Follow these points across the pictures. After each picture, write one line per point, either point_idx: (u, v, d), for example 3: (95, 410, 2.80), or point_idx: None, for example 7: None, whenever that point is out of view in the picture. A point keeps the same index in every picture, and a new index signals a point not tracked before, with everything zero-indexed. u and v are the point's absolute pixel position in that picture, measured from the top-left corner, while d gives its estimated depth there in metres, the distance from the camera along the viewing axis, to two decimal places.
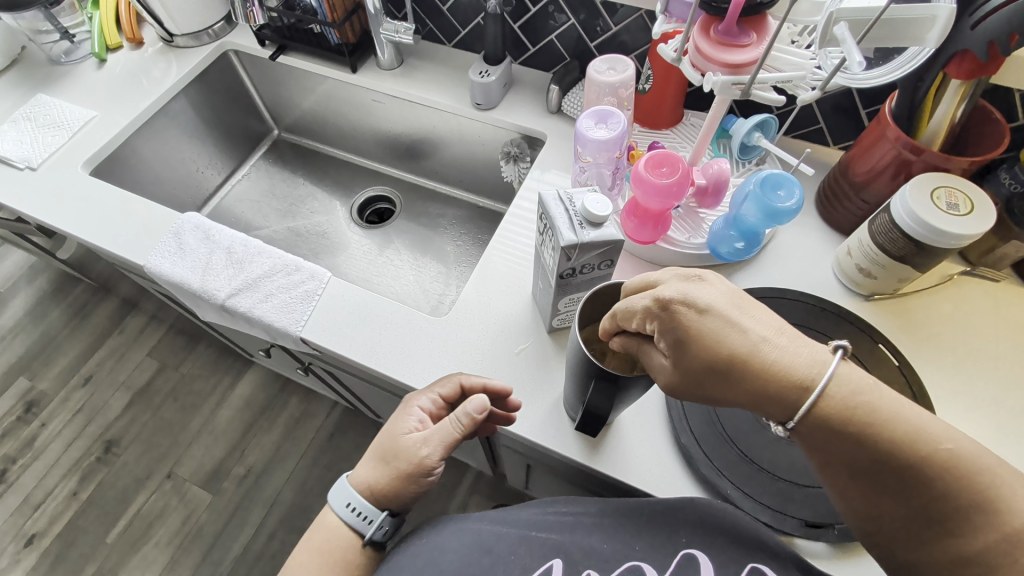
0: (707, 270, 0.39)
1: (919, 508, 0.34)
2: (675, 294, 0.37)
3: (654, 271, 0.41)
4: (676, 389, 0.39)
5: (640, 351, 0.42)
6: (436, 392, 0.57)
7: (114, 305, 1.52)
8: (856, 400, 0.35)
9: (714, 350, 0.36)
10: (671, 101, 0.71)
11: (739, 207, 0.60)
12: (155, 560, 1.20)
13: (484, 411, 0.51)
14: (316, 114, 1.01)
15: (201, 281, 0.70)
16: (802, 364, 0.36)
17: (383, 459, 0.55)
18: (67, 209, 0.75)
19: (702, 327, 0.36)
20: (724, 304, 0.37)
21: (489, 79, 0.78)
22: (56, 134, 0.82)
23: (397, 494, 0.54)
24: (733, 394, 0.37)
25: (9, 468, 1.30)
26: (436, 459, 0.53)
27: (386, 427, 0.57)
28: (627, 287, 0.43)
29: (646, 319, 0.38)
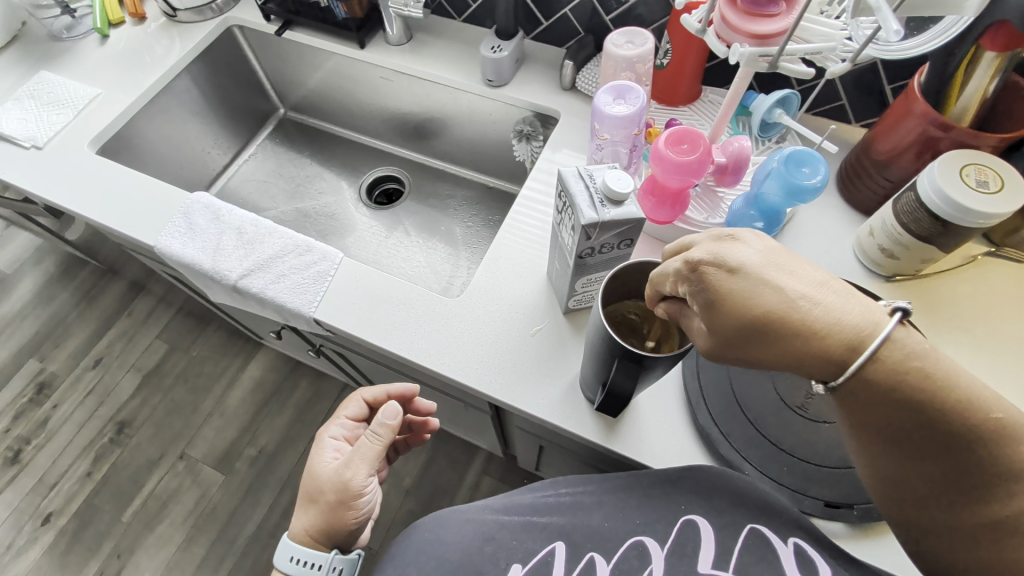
0: (744, 230, 0.37)
1: (953, 472, 0.34)
2: (705, 255, 0.36)
3: (688, 234, 0.40)
4: (708, 346, 0.39)
5: (682, 312, 0.42)
6: (345, 418, 0.63)
7: (121, 288, 1.52)
8: (908, 364, 0.33)
9: (746, 309, 0.35)
10: (690, 76, 0.69)
11: (762, 185, 0.59)
12: (170, 539, 1.22)
13: (398, 417, 0.55)
14: (322, 92, 0.99)
15: (212, 262, 0.69)
16: (852, 321, 0.34)
17: (311, 499, 0.56)
18: (75, 190, 0.74)
19: (732, 287, 0.35)
20: (759, 263, 0.35)
21: (502, 54, 0.76)
22: (60, 113, 0.81)
23: (335, 528, 0.55)
24: (773, 353, 0.36)
25: (23, 449, 1.32)
26: (363, 479, 0.56)
27: (307, 470, 0.59)
28: (665, 249, 0.42)
29: (676, 280, 0.39)
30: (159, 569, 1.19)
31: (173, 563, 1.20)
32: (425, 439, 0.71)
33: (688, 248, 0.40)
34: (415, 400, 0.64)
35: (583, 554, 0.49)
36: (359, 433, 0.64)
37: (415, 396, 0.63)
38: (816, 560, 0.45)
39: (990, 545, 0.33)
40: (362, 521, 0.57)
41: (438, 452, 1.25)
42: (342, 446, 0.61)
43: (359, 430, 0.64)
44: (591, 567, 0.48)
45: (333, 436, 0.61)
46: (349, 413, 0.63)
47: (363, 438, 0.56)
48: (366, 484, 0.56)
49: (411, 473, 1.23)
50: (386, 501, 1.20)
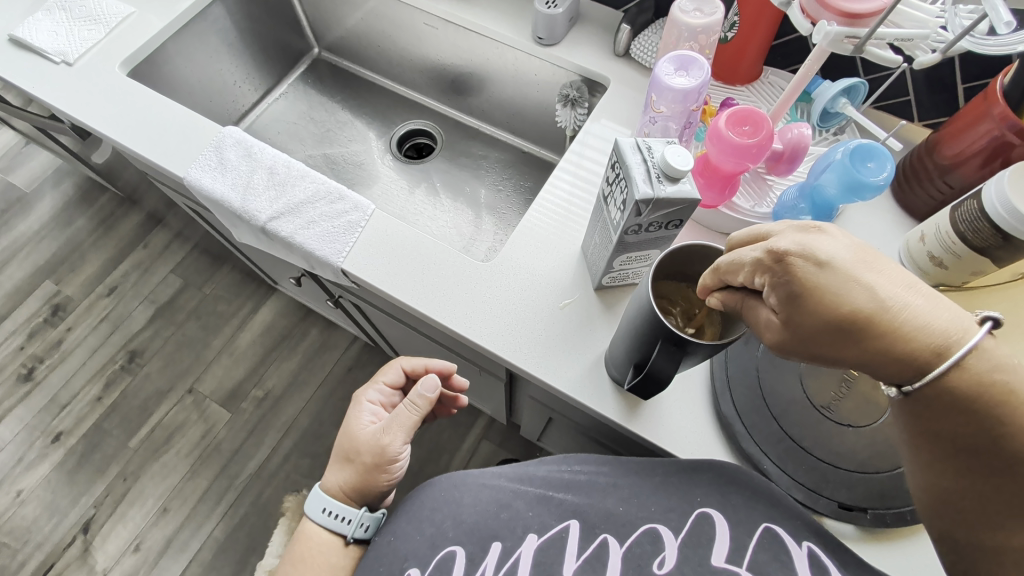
0: (828, 223, 0.37)
1: (1013, 489, 0.33)
2: (793, 246, 0.35)
3: (769, 220, 0.39)
4: (777, 343, 0.38)
5: (744, 306, 0.40)
6: (382, 383, 0.62)
7: (139, 219, 1.51)
8: (993, 375, 0.33)
9: (835, 307, 0.34)
10: (754, 54, 0.65)
11: (819, 177, 0.57)
12: (175, 468, 1.25)
13: (437, 390, 0.56)
14: (361, 35, 0.95)
15: (242, 201, 0.68)
16: (938, 326, 0.33)
17: (348, 460, 0.57)
18: (105, 111, 0.72)
19: (821, 281, 0.34)
20: (848, 259, 0.35)
21: (556, 11, 0.72)
22: (92, 29, 0.78)
23: (370, 488, 0.56)
24: (853, 353, 0.35)
25: (37, 367, 1.34)
26: (399, 446, 0.56)
27: (342, 430, 0.59)
28: (730, 240, 0.41)
29: (756, 271, 0.37)
30: (162, 496, 1.22)
31: (176, 492, 1.23)
32: (452, 413, 0.70)
33: (764, 237, 0.39)
34: (451, 377, 0.63)
35: (597, 533, 0.48)
36: (395, 400, 0.63)
37: (452, 374, 0.63)
38: (829, 564, 0.44)
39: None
40: (393, 484, 0.59)
41: None
42: (379, 412, 0.61)
43: (395, 398, 0.63)
44: (604, 548, 0.47)
45: (371, 399, 0.61)
46: (387, 379, 0.62)
47: (401, 407, 0.57)
48: (402, 451, 0.57)
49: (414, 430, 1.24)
50: None
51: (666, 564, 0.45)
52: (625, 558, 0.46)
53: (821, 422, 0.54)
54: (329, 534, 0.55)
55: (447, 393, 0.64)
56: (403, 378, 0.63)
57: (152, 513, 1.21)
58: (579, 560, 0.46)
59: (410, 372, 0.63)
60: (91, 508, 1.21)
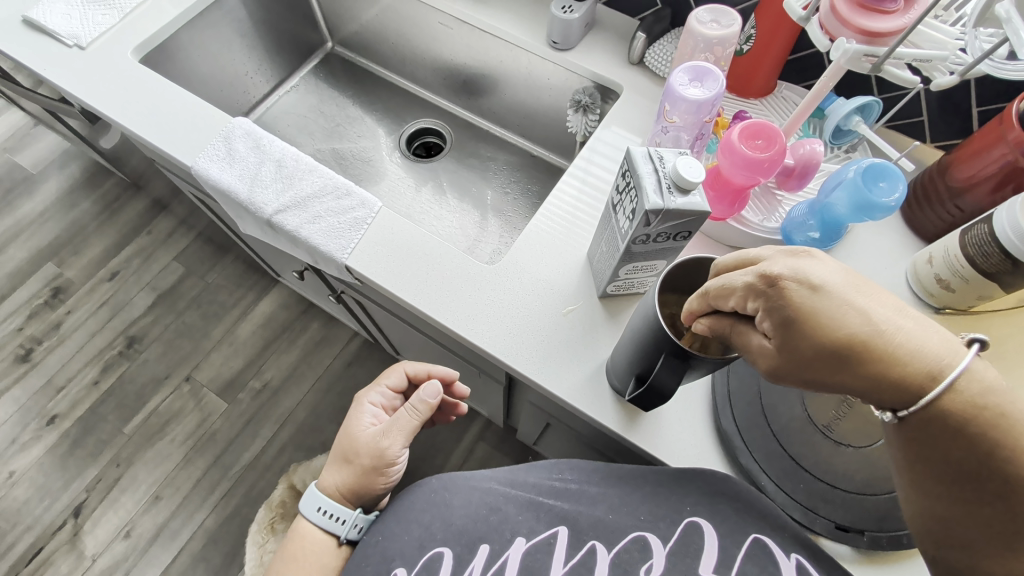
0: (816, 247, 0.37)
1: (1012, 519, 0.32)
2: (786, 270, 0.35)
3: (756, 246, 0.38)
4: (772, 370, 0.37)
5: (736, 332, 0.39)
6: (384, 386, 0.61)
7: (144, 205, 1.51)
8: (986, 398, 0.32)
9: (831, 332, 0.34)
10: (768, 68, 0.65)
11: (829, 195, 0.56)
12: (169, 456, 1.25)
13: (438, 396, 0.55)
14: (376, 30, 0.95)
15: (249, 192, 0.68)
16: (933, 350, 0.33)
17: (346, 460, 0.56)
18: (115, 96, 0.72)
19: (815, 306, 0.34)
20: (839, 284, 0.34)
21: (572, 16, 0.72)
22: (107, 13, 0.78)
23: (367, 489, 0.56)
24: (845, 379, 0.35)
25: (35, 348, 1.34)
26: (398, 450, 0.56)
27: (341, 431, 0.59)
28: (718, 263, 0.41)
29: (748, 295, 0.36)
30: (156, 483, 1.22)
31: (170, 479, 1.23)
32: (450, 421, 0.69)
33: (753, 262, 0.38)
34: (454, 385, 0.63)
35: (585, 540, 0.47)
36: (396, 404, 0.63)
37: (455, 381, 0.63)
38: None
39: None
40: (390, 488, 0.58)
41: None
42: (381, 414, 0.61)
43: (396, 402, 0.63)
44: (591, 555, 0.46)
45: (372, 401, 0.61)
46: (390, 383, 0.62)
47: (402, 410, 0.56)
48: (400, 455, 0.56)
49: None
50: None
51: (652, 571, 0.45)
52: (613, 566, 0.46)
53: (822, 441, 0.53)
54: (323, 534, 0.55)
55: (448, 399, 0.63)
56: (405, 383, 0.63)
57: (143, 500, 1.21)
58: (566, 567, 0.46)
59: (413, 378, 0.62)
60: (83, 492, 1.21)
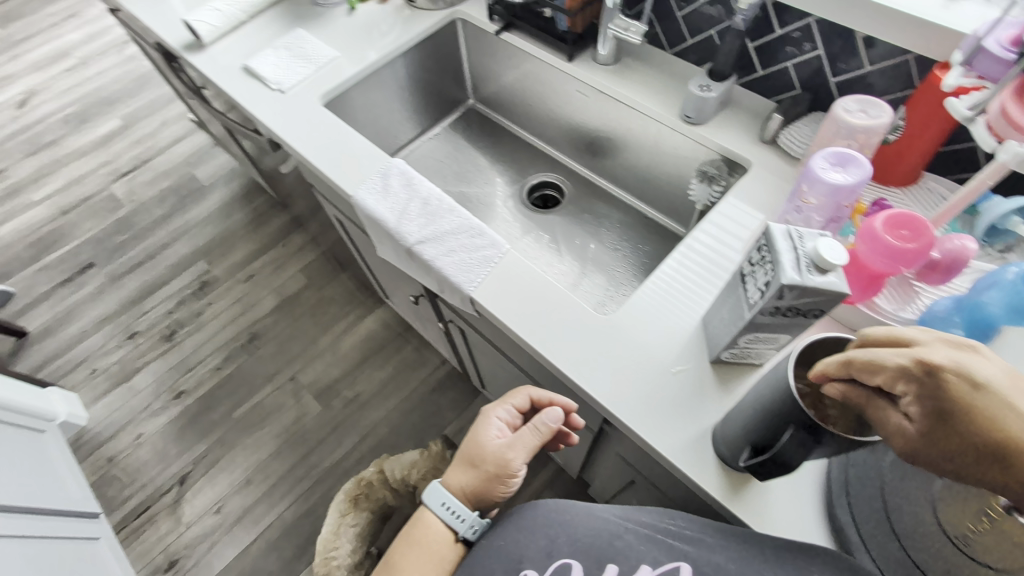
0: (976, 343, 0.36)
1: None
2: (948, 361, 0.35)
3: (914, 327, 0.38)
4: (903, 450, 0.37)
5: (870, 406, 0.39)
6: (511, 403, 0.65)
7: (284, 221, 1.74)
8: None
9: (991, 432, 0.33)
10: (916, 158, 0.64)
11: (981, 294, 0.53)
12: (264, 445, 1.40)
13: (559, 422, 0.60)
14: (516, 92, 1.05)
15: (397, 222, 0.78)
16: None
17: (471, 464, 0.62)
18: (302, 134, 0.87)
19: (975, 401, 0.33)
20: (1006, 384, 0.34)
21: (709, 94, 0.76)
22: (305, 66, 0.94)
23: (487, 494, 0.62)
24: (995, 476, 0.34)
25: (178, 331, 1.58)
26: (520, 465, 0.61)
27: (469, 435, 0.65)
28: (865, 337, 0.40)
29: (897, 376, 0.36)
30: (246, 470, 1.36)
31: (258, 467, 1.37)
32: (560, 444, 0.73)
33: (905, 344, 0.38)
34: (570, 414, 0.65)
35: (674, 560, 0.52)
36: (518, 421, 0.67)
37: (574, 414, 0.64)
38: None
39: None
40: (506, 496, 0.63)
41: None
42: (505, 428, 0.64)
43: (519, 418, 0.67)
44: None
45: (499, 416, 0.65)
46: (515, 402, 0.66)
47: (526, 430, 0.61)
48: (519, 469, 0.61)
49: None
50: None
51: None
52: None
53: None
54: (445, 527, 0.61)
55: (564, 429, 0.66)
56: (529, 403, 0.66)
57: (236, 482, 1.35)
58: None
59: (537, 401, 0.65)
60: (189, 465, 1.38)
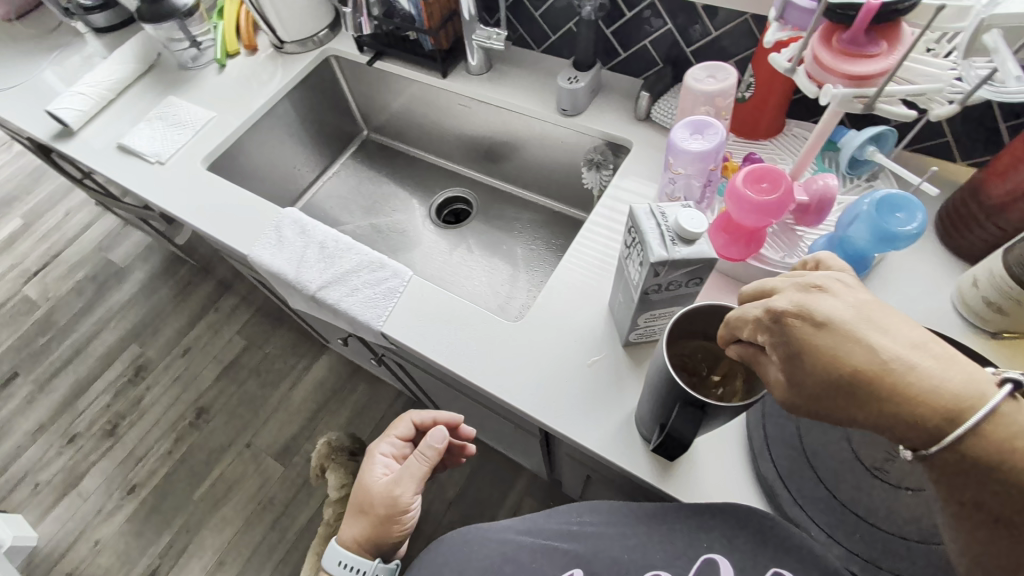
0: (831, 279, 0.35)
1: None
2: (789, 305, 0.34)
3: (771, 277, 0.37)
4: (788, 403, 0.36)
5: (754, 361, 0.38)
6: (394, 439, 0.62)
7: (211, 287, 1.63)
8: (1017, 442, 0.29)
9: (833, 370, 0.32)
10: (772, 113, 0.67)
11: (847, 229, 0.56)
12: (232, 522, 1.30)
13: (445, 441, 0.56)
14: (404, 115, 1.06)
15: (296, 273, 0.75)
16: (956, 389, 0.30)
17: (362, 511, 0.57)
18: (187, 201, 0.83)
19: (820, 341, 0.33)
20: (850, 318, 0.33)
21: (578, 85, 0.78)
22: (181, 133, 0.91)
23: (385, 538, 0.56)
24: (861, 412, 0.32)
25: (119, 423, 1.44)
26: (409, 496, 0.56)
27: (356, 485, 0.59)
28: (738, 295, 0.39)
29: (755, 329, 0.36)
30: (218, 550, 1.26)
31: (232, 543, 1.27)
32: (461, 463, 0.68)
33: (767, 293, 0.37)
34: (460, 428, 0.63)
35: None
36: (408, 453, 0.63)
37: (461, 425, 0.63)
38: None
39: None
40: (409, 533, 0.58)
41: (486, 464, 1.24)
42: (391, 464, 0.61)
43: (407, 450, 0.63)
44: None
45: (382, 453, 0.61)
46: (398, 432, 0.63)
47: (411, 458, 0.57)
48: (412, 502, 0.56)
49: (456, 484, 1.22)
50: (431, 512, 1.20)
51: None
52: None
53: (880, 488, 0.49)
54: None
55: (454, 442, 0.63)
56: (415, 429, 0.64)
57: (208, 566, 1.25)
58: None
59: (420, 426, 0.63)
60: (157, 558, 1.27)
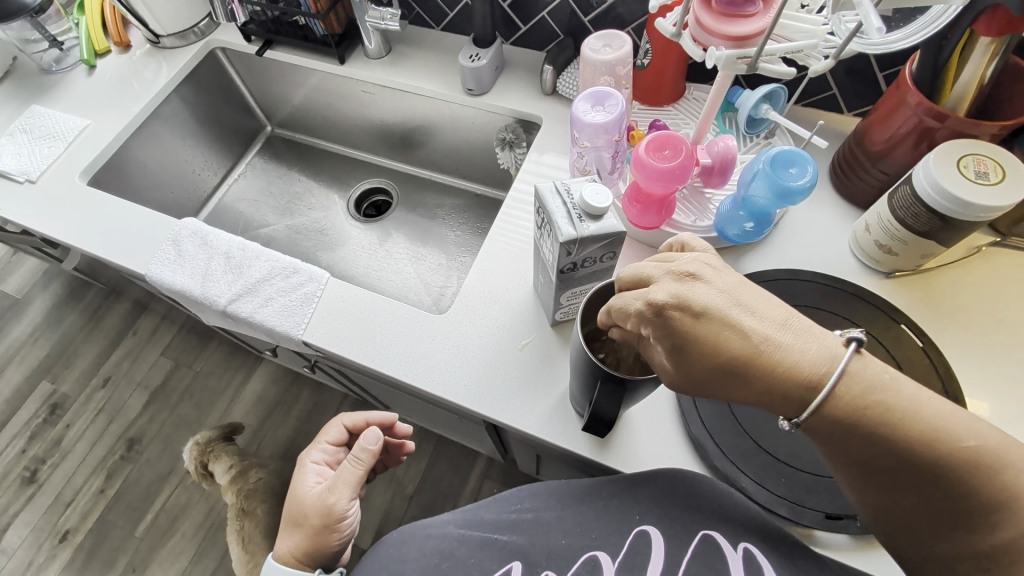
0: (698, 264, 0.36)
1: (926, 503, 0.31)
2: (669, 297, 0.34)
3: (646, 264, 0.37)
4: (675, 384, 0.37)
5: (642, 346, 0.39)
6: (325, 446, 0.60)
7: (125, 309, 1.50)
8: (869, 398, 0.31)
9: (711, 355, 0.33)
10: (672, 76, 0.68)
11: (748, 188, 0.57)
12: (182, 553, 1.22)
13: (379, 441, 0.54)
14: (308, 108, 1.00)
15: (202, 288, 0.70)
16: (810, 361, 0.32)
17: (296, 524, 0.54)
18: (68, 221, 0.74)
19: (697, 330, 0.33)
20: (721, 305, 0.33)
21: (480, 62, 0.77)
22: (53, 145, 0.81)
23: (323, 549, 0.53)
24: (740, 394, 0.34)
25: (39, 469, 1.32)
26: (346, 502, 0.54)
27: (287, 498, 0.56)
28: (617, 280, 0.39)
29: (640, 322, 0.36)
30: None
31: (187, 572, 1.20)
32: (403, 462, 0.66)
33: (646, 282, 0.37)
34: (394, 426, 0.61)
35: (537, 571, 0.43)
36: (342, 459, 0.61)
37: (396, 423, 0.61)
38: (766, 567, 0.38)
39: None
40: (349, 540, 0.55)
41: (442, 456, 1.23)
42: (325, 471, 0.58)
43: (341, 455, 0.61)
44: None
45: (314, 461, 0.59)
46: (330, 438, 0.61)
47: (345, 462, 0.55)
48: (348, 508, 0.54)
49: (415, 478, 1.21)
50: (390, 510, 1.18)
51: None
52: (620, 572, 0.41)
53: (794, 429, 0.53)
54: None
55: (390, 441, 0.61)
56: (346, 433, 0.62)
57: None
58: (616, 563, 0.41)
59: (353, 429, 0.61)
60: None
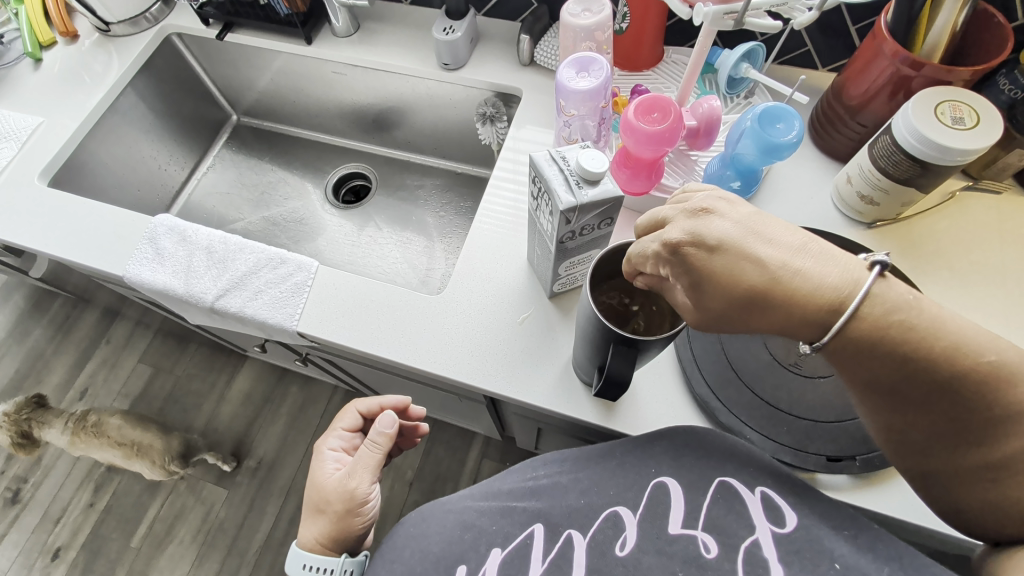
0: (717, 199, 0.37)
1: (951, 418, 0.32)
2: (683, 235, 0.36)
3: (662, 207, 0.39)
4: (698, 323, 0.38)
5: (665, 290, 0.41)
6: (342, 430, 0.60)
7: (96, 316, 1.44)
8: (890, 317, 0.32)
9: (732, 286, 0.34)
10: (650, 39, 0.67)
11: (736, 146, 0.58)
12: (182, 558, 1.20)
13: (395, 425, 0.54)
14: (274, 93, 0.96)
15: (186, 286, 0.67)
16: (833, 286, 0.33)
17: (318, 510, 0.53)
18: (30, 226, 0.70)
19: (713, 263, 0.35)
20: (737, 236, 0.35)
21: (455, 35, 0.75)
22: (4, 147, 0.76)
23: (348, 533, 0.53)
24: (762, 322, 0.35)
25: (22, 488, 1.28)
26: (367, 486, 0.54)
27: (308, 485, 0.56)
28: (636, 227, 0.41)
29: (657, 262, 0.38)
30: None
31: None
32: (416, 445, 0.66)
33: (662, 223, 0.39)
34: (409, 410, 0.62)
35: (560, 530, 0.43)
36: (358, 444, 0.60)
37: (409, 406, 0.61)
38: (784, 509, 0.39)
39: (978, 490, 0.33)
40: (372, 523, 0.55)
41: (439, 440, 1.24)
42: (343, 458, 0.58)
43: (357, 441, 0.61)
44: (568, 543, 0.42)
45: (331, 448, 0.58)
46: (345, 425, 0.60)
47: (363, 447, 0.55)
48: (370, 492, 0.54)
49: (414, 463, 1.21)
50: (392, 497, 1.18)
51: (627, 544, 0.40)
52: (643, 524, 0.41)
53: (793, 378, 0.54)
54: None
55: (404, 424, 0.61)
56: (361, 420, 0.61)
57: None
58: (638, 514, 0.42)
59: (367, 415, 0.61)
60: None
